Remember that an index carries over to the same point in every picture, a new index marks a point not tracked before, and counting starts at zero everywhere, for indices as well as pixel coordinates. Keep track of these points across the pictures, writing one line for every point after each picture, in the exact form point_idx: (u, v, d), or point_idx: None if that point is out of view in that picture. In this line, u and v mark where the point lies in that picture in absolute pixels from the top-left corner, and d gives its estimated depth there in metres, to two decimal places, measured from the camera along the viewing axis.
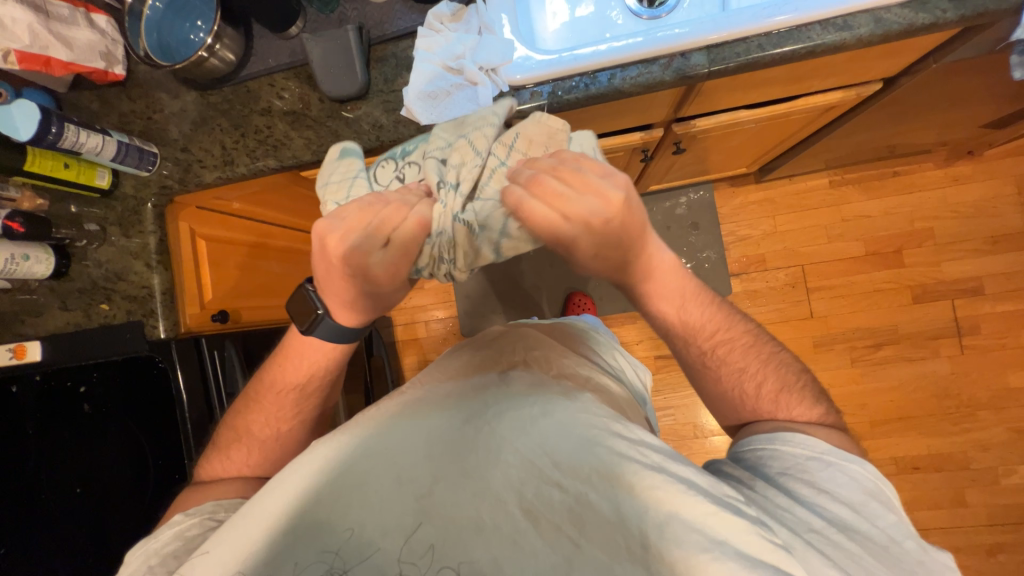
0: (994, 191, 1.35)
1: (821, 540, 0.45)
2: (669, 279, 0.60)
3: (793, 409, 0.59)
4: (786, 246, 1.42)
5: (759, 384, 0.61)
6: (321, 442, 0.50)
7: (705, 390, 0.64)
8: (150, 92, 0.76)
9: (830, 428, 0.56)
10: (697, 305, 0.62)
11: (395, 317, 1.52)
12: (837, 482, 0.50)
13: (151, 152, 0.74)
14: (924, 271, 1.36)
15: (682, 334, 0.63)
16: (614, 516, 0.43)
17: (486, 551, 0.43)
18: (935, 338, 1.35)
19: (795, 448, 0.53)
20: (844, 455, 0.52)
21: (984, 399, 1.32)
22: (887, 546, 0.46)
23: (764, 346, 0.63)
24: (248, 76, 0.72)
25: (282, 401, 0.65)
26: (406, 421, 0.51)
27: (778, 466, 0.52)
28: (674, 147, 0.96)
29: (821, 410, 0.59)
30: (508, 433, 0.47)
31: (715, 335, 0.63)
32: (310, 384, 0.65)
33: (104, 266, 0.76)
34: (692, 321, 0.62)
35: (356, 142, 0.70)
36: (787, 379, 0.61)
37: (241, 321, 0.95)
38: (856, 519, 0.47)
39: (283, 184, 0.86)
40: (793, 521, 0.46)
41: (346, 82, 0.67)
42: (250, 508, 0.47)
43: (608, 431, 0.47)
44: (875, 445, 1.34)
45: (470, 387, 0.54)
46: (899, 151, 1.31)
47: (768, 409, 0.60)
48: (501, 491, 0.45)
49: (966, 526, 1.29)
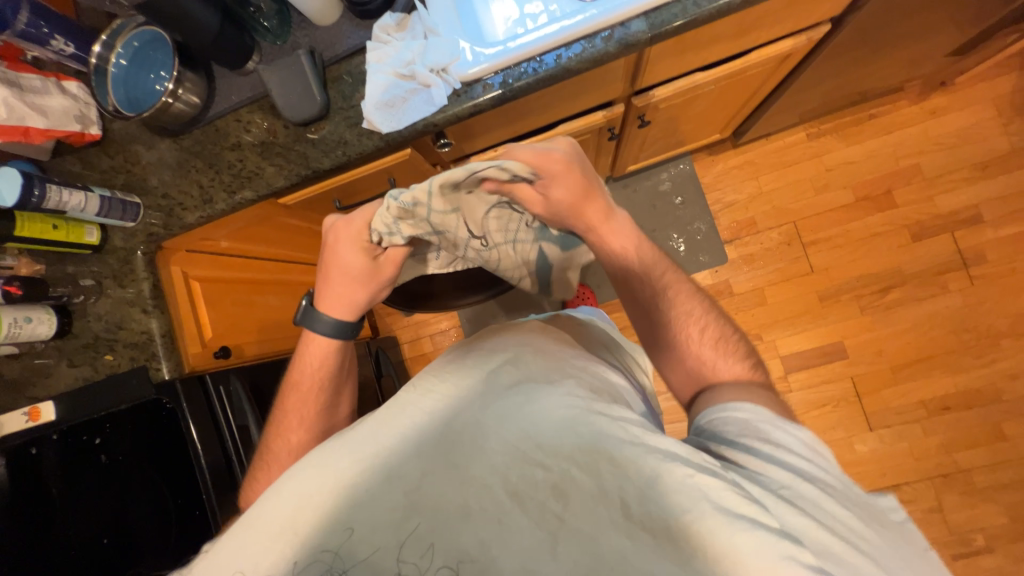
0: (975, 117, 1.34)
1: (793, 494, 0.43)
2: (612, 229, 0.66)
3: (730, 359, 0.61)
4: (774, 205, 1.41)
5: (703, 329, 0.63)
6: (315, 452, 0.50)
7: (657, 337, 0.65)
8: (127, 146, 0.79)
9: (762, 387, 0.58)
10: (648, 249, 0.66)
11: (400, 335, 1.53)
12: (788, 438, 0.49)
13: (134, 203, 0.77)
14: (918, 208, 1.34)
15: (641, 278, 0.65)
16: (597, 490, 0.42)
17: (473, 536, 0.43)
18: (941, 274, 1.32)
19: (743, 412, 0.52)
20: (781, 417, 0.51)
21: (1004, 327, 1.28)
22: (847, 490, 0.45)
23: (707, 298, 0.66)
24: (215, 115, 0.75)
25: (293, 425, 0.67)
26: (401, 422, 0.51)
27: (735, 428, 0.51)
28: (639, 122, 0.97)
29: (752, 363, 0.61)
30: (494, 422, 0.48)
31: (668, 275, 0.66)
32: (312, 390, 0.67)
33: (104, 318, 0.79)
34: (647, 261, 0.66)
35: (325, 160, 0.73)
36: (725, 330, 0.63)
37: (244, 355, 0.97)
38: (817, 471, 0.46)
39: (266, 215, 0.88)
40: (761, 479, 0.44)
41: (306, 105, 0.70)
42: (246, 520, 0.47)
43: (589, 411, 0.48)
44: (900, 392, 1.31)
45: (460, 382, 0.54)
46: (869, 94, 1.31)
47: (708, 355, 0.61)
48: (486, 476, 0.45)
49: (1009, 460, 1.24)
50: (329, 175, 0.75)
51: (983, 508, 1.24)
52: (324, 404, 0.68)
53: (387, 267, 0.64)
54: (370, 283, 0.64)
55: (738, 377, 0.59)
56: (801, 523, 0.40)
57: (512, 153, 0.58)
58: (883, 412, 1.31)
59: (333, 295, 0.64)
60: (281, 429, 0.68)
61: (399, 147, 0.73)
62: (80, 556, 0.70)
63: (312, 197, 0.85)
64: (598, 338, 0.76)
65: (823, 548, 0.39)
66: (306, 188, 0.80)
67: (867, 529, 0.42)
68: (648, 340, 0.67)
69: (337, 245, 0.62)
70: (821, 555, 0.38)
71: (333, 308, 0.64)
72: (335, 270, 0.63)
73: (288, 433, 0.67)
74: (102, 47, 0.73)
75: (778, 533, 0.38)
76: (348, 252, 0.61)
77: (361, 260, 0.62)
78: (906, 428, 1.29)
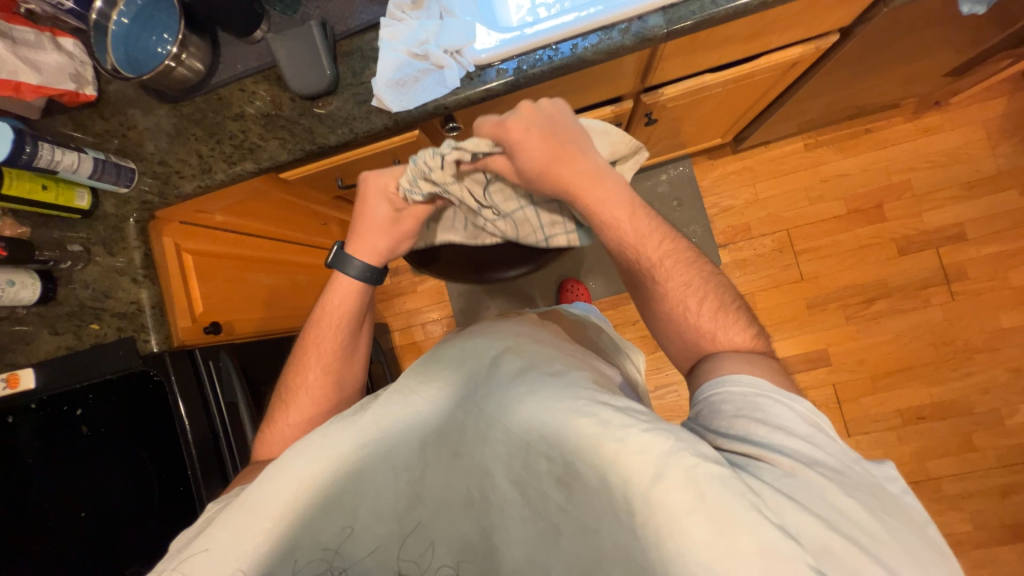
0: (965, 138, 1.38)
1: (791, 484, 0.42)
2: (602, 194, 0.62)
3: (731, 330, 0.59)
4: (769, 212, 1.43)
5: (701, 299, 0.60)
6: (310, 436, 0.49)
7: (654, 308, 0.64)
8: (123, 109, 0.77)
9: (762, 356, 0.57)
10: (638, 218, 0.63)
11: (391, 322, 1.52)
12: (787, 417, 0.48)
13: (129, 167, 0.76)
14: (906, 223, 1.38)
15: (630, 249, 0.63)
16: (600, 485, 0.42)
17: (476, 524, 0.44)
18: (924, 288, 1.36)
19: (742, 387, 0.51)
20: (785, 392, 0.51)
21: (980, 342, 1.33)
22: (847, 472, 0.45)
23: (705, 265, 0.63)
24: (218, 84, 0.74)
25: (311, 362, 0.68)
26: (401, 408, 0.50)
27: (732, 408, 0.50)
28: (646, 119, 0.97)
29: (752, 331, 0.59)
30: (496, 413, 0.47)
31: (662, 247, 0.62)
32: (332, 328, 0.68)
33: (91, 286, 0.76)
34: (640, 231, 0.62)
35: (331, 136, 0.71)
36: (725, 299, 0.61)
37: (234, 334, 0.95)
38: (814, 455, 0.45)
39: (265, 190, 0.87)
40: (761, 468, 0.44)
41: (315, 78, 0.68)
42: (239, 507, 0.46)
43: (594, 400, 0.45)
44: (879, 400, 1.35)
45: (460, 371, 0.53)
46: (866, 109, 1.34)
47: (708, 326, 0.60)
48: (490, 467, 0.46)
49: (976, 470, 1.29)
50: (334, 151, 0.74)
51: (950, 514, 1.29)
52: (344, 343, 0.69)
53: (407, 221, 0.69)
54: (392, 234, 0.70)
55: (736, 346, 0.58)
56: (800, 515, 0.40)
57: (478, 126, 0.63)
58: (861, 419, 1.35)
59: (360, 241, 0.69)
60: (299, 366, 0.68)
61: (408, 127, 0.73)
62: (58, 528, 0.70)
63: (314, 174, 0.83)
64: (600, 339, 0.78)
65: (822, 547, 0.39)
66: (309, 164, 0.79)
67: (865, 513, 0.42)
68: (645, 312, 0.67)
69: (366, 199, 0.68)
70: (818, 555, 0.38)
71: (359, 252, 0.69)
72: (363, 221, 0.69)
73: (307, 371, 0.68)
74: (104, 4, 0.71)
75: (780, 531, 0.38)
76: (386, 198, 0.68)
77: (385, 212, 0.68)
78: (882, 435, 1.33)
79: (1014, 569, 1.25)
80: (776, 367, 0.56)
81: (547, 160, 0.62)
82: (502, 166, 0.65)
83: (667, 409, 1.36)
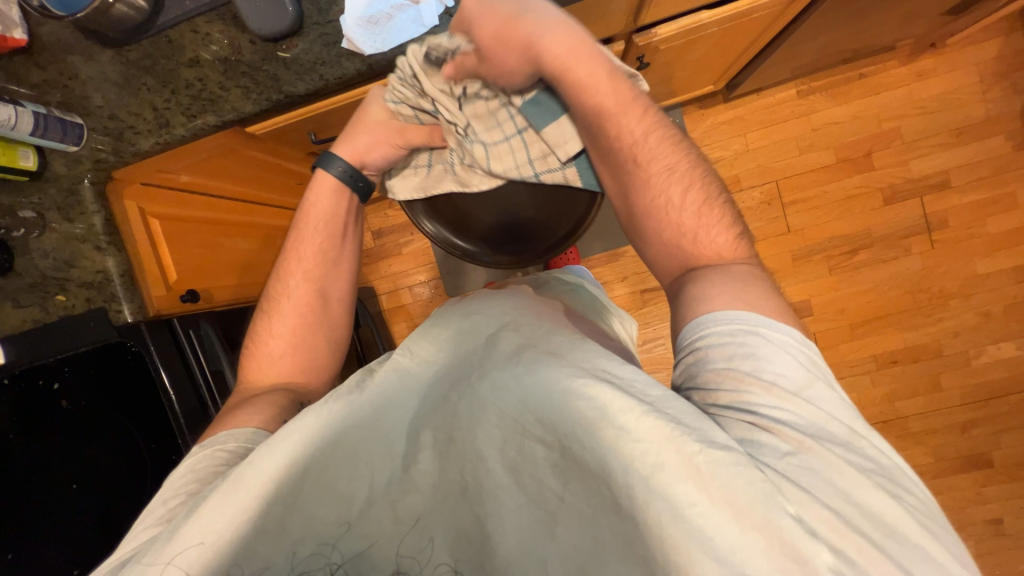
0: (958, 82, 1.35)
1: (796, 465, 0.40)
2: (584, 64, 0.60)
3: (712, 227, 0.58)
4: (759, 163, 1.41)
5: (685, 193, 0.59)
6: (303, 414, 0.47)
7: (636, 207, 0.63)
8: (62, 56, 0.69)
9: (744, 262, 0.56)
10: (619, 92, 0.61)
11: (378, 286, 1.49)
12: (781, 365, 0.45)
13: (75, 122, 0.69)
14: (892, 172, 1.38)
15: (613, 120, 0.61)
16: (599, 472, 0.41)
17: (471, 511, 0.44)
18: (907, 237, 1.38)
19: (724, 328, 0.48)
20: (761, 321, 0.48)
21: (955, 288, 1.37)
22: (852, 443, 0.42)
23: (692, 153, 0.62)
24: (167, 24, 0.66)
25: (293, 271, 0.70)
26: (392, 388, 0.49)
27: (720, 358, 0.47)
28: (637, 64, 0.92)
29: (737, 232, 0.58)
30: (490, 395, 0.47)
31: (646, 123, 0.61)
32: (315, 240, 0.70)
33: (52, 255, 0.71)
34: (621, 111, 0.61)
35: (299, 85, 0.66)
36: (711, 193, 0.60)
37: (214, 301, 0.92)
38: (822, 425, 0.43)
39: (232, 147, 0.81)
40: (765, 447, 0.41)
41: (276, 16, 0.61)
42: (218, 493, 0.44)
43: (594, 379, 0.44)
44: (856, 346, 1.40)
45: (456, 352, 0.53)
46: (862, 51, 1.30)
47: (689, 224, 0.58)
48: (486, 452, 0.45)
49: (942, 408, 1.37)
50: (304, 101, 0.69)
51: (913, 449, 1.38)
52: (325, 258, 0.71)
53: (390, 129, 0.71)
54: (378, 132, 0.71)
55: (720, 250, 0.57)
56: (806, 502, 0.38)
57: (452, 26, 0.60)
58: (838, 365, 1.40)
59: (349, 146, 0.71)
60: (281, 275, 0.71)
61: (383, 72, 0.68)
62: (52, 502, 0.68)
63: (284, 128, 0.78)
64: (584, 301, 0.77)
65: (831, 533, 0.37)
66: (275, 118, 0.74)
67: (874, 502, 0.39)
68: (625, 210, 0.66)
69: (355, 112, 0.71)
70: (834, 546, 0.36)
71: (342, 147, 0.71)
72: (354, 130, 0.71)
73: (287, 278, 0.70)
74: None
75: (795, 522, 0.36)
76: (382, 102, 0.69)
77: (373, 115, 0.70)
78: (857, 379, 1.40)
79: (969, 494, 1.36)
80: (755, 272, 0.55)
81: (502, 25, 0.58)
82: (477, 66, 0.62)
83: (654, 361, 1.39)
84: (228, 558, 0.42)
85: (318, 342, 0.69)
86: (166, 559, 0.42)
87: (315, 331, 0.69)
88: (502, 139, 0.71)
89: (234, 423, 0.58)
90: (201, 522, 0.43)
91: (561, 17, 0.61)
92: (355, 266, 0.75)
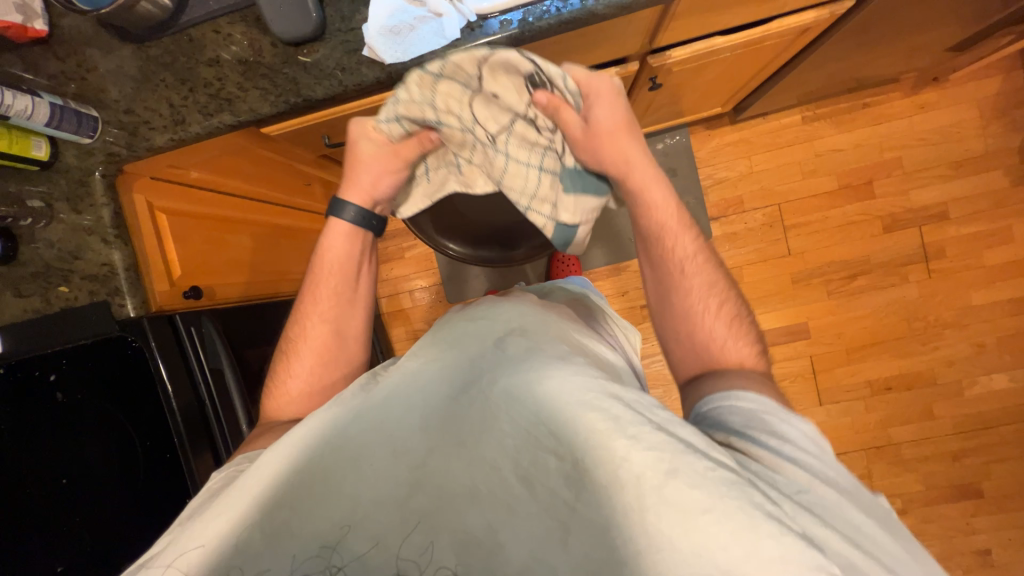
0: (958, 116, 1.38)
1: (810, 499, 0.42)
2: (648, 174, 0.67)
3: (739, 341, 0.61)
4: (762, 185, 1.43)
5: (721, 303, 0.63)
6: (313, 415, 0.50)
7: (666, 301, 0.65)
8: (81, 49, 0.69)
9: (762, 375, 0.58)
10: (678, 209, 0.67)
11: (379, 289, 1.49)
12: (789, 432, 0.48)
13: (90, 115, 0.69)
14: (892, 201, 1.40)
15: (670, 233, 0.66)
16: (610, 484, 0.41)
17: (481, 520, 0.43)
18: (905, 265, 1.40)
19: (750, 403, 0.52)
20: (788, 411, 0.51)
21: (950, 318, 1.38)
22: (850, 486, 0.45)
23: (728, 277, 0.66)
24: (189, 23, 0.67)
25: (312, 311, 0.70)
26: (402, 389, 0.50)
27: (738, 420, 0.50)
28: (650, 84, 0.93)
29: (759, 348, 0.61)
30: (501, 402, 0.47)
31: (697, 242, 0.66)
32: (334, 274, 0.71)
33: (57, 246, 0.71)
34: (680, 222, 0.66)
35: (318, 89, 0.66)
36: (740, 312, 0.64)
37: (216, 298, 0.91)
38: (825, 469, 0.46)
39: (244, 146, 0.82)
40: (778, 480, 0.43)
41: (299, 21, 0.62)
42: (236, 485, 0.47)
43: (604, 393, 0.45)
44: (851, 371, 1.41)
45: (465, 356, 0.53)
46: (866, 82, 1.32)
47: (720, 332, 0.61)
48: (496, 459, 0.44)
49: (934, 437, 1.38)
50: (321, 105, 0.69)
51: (905, 476, 1.38)
52: (342, 292, 0.71)
53: (392, 159, 0.69)
54: (378, 167, 0.70)
55: (742, 359, 0.60)
56: (822, 529, 0.39)
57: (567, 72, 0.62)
58: (833, 389, 1.41)
59: (351, 181, 0.70)
60: (300, 315, 0.71)
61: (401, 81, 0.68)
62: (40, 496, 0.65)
63: (299, 130, 0.78)
64: (590, 311, 0.77)
65: (848, 563, 0.38)
66: (290, 120, 0.74)
67: (882, 536, 0.41)
68: (655, 309, 0.68)
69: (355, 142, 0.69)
70: (848, 570, 0.37)
71: (349, 192, 0.71)
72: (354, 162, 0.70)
73: (304, 319, 0.70)
74: None
75: (803, 540, 0.37)
76: (372, 133, 0.67)
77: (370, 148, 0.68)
78: (851, 404, 1.40)
79: (958, 524, 1.36)
80: (772, 384, 0.57)
81: (615, 129, 0.64)
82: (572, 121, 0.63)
83: (652, 377, 1.39)
84: (230, 560, 0.43)
85: (330, 380, 0.68)
86: (167, 561, 0.43)
87: (329, 371, 0.69)
88: (525, 171, 0.67)
89: None
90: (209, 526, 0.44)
91: (642, 144, 0.67)
92: (371, 306, 0.75)
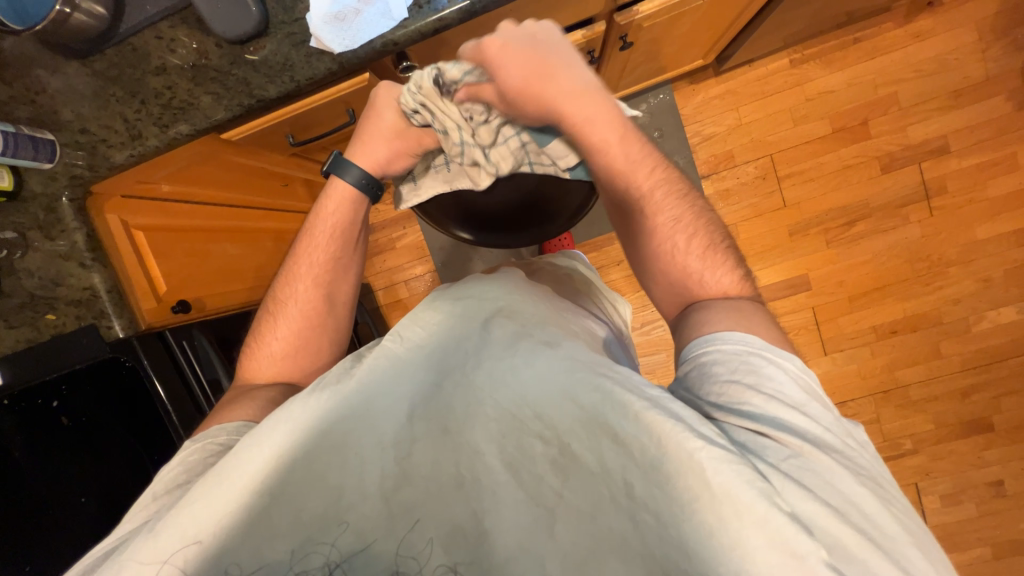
0: (956, 42, 1.31)
1: (795, 466, 0.41)
2: (591, 112, 0.62)
3: (718, 269, 0.58)
4: (752, 137, 1.38)
5: (689, 238, 0.60)
6: (293, 402, 0.48)
7: (639, 248, 0.63)
8: (27, 71, 0.68)
9: (749, 303, 0.55)
10: (630, 146, 0.63)
11: (374, 282, 1.49)
12: (780, 380, 0.46)
13: (46, 139, 0.67)
14: (890, 140, 1.35)
15: (622, 177, 0.63)
16: (597, 468, 0.42)
17: (467, 507, 0.43)
18: (905, 206, 1.35)
19: (732, 347, 0.49)
20: (779, 350, 0.49)
21: (955, 255, 1.35)
22: (845, 450, 0.43)
23: (699, 204, 0.62)
24: (130, 32, 0.65)
25: (302, 275, 0.70)
26: (380, 376, 0.48)
27: (724, 370, 0.47)
28: (621, 43, 0.89)
29: (741, 274, 0.58)
30: (486, 387, 0.47)
31: (653, 178, 0.63)
32: (325, 244, 0.70)
33: (38, 274, 0.71)
34: (630, 159, 0.63)
35: (270, 88, 0.64)
36: (713, 238, 0.60)
37: (205, 309, 0.92)
38: (812, 425, 0.44)
39: (209, 155, 0.80)
40: (766, 449, 0.42)
41: (239, 18, 0.59)
42: (213, 475, 0.45)
43: (593, 373, 0.45)
44: (855, 318, 1.39)
45: (448, 337, 0.52)
46: (857, 15, 1.25)
47: (696, 266, 0.59)
48: (481, 445, 0.45)
49: (942, 375, 1.38)
50: (277, 104, 0.67)
51: (914, 417, 1.38)
52: (333, 261, 0.71)
53: (412, 135, 0.71)
54: (398, 143, 0.71)
55: (724, 291, 0.57)
56: (806, 501, 0.39)
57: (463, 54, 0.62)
58: (838, 338, 1.40)
59: (364, 149, 0.71)
60: (290, 277, 0.70)
61: (356, 70, 0.65)
62: (60, 514, 0.68)
63: (260, 133, 0.76)
64: (574, 284, 0.77)
65: (831, 539, 0.38)
66: (251, 123, 0.72)
67: (874, 505, 0.40)
68: (630, 251, 0.67)
69: (376, 107, 0.69)
70: (830, 550, 0.37)
71: (359, 158, 0.71)
72: (370, 126, 0.70)
73: (296, 281, 0.70)
74: None
75: (793, 522, 0.37)
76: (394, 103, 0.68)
77: (391, 117, 0.69)
78: (856, 351, 1.39)
79: (969, 458, 1.37)
80: (760, 309, 0.55)
81: (530, 77, 0.61)
82: (495, 95, 0.64)
83: (655, 343, 1.39)
84: (225, 554, 0.43)
85: (316, 349, 0.69)
86: (161, 557, 0.43)
87: (315, 339, 0.69)
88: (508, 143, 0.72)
89: (225, 420, 0.58)
90: (192, 525, 0.44)
91: (578, 73, 0.63)
92: (360, 275, 0.75)
